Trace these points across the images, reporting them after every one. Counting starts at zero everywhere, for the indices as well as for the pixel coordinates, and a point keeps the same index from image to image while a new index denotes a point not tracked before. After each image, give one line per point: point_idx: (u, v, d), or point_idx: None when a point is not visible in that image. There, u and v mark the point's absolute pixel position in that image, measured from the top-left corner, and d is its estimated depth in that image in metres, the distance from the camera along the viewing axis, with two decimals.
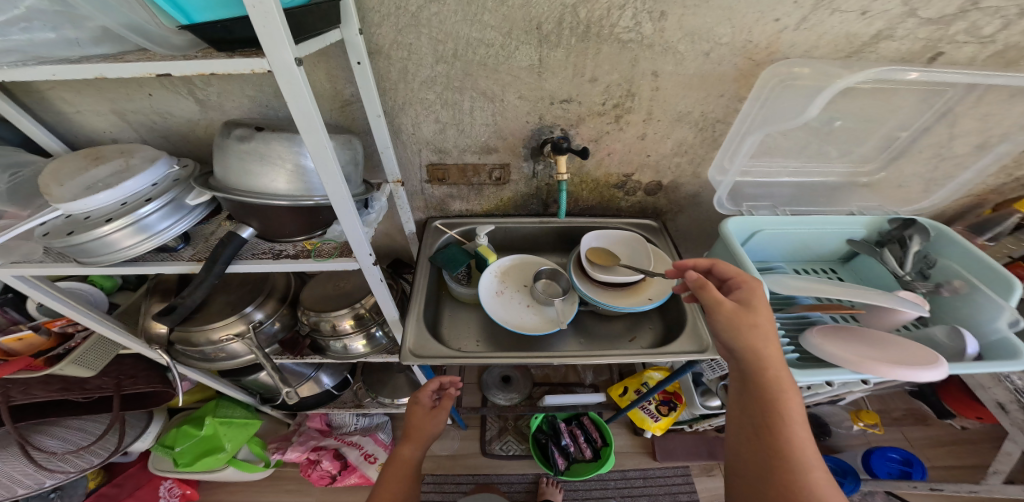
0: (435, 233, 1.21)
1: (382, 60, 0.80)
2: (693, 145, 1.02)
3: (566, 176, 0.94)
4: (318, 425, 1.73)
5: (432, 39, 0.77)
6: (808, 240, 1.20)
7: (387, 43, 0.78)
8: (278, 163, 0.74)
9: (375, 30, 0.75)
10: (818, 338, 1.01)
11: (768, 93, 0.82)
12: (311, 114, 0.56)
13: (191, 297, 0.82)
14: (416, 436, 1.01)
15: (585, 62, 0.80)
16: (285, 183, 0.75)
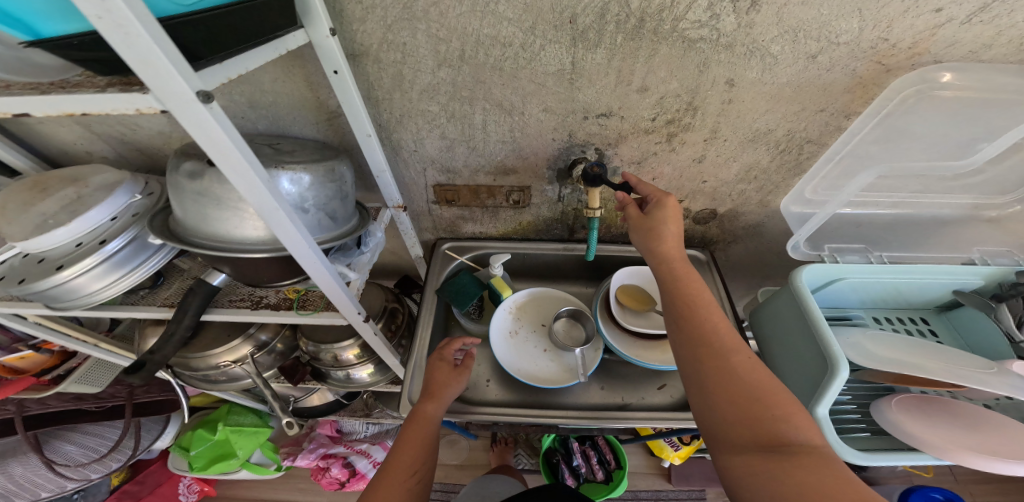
0: (445, 262, 1.05)
1: (371, 63, 0.55)
2: (764, 170, 0.78)
3: (599, 212, 0.73)
4: (328, 432, 1.57)
5: (428, 33, 0.51)
6: (903, 287, 0.93)
7: (375, 43, 0.52)
8: (242, 207, 0.54)
9: (354, 26, 0.50)
10: (892, 409, 0.81)
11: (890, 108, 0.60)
12: (253, 181, 0.41)
13: (164, 349, 0.69)
14: (438, 398, 0.74)
15: (635, 68, 0.57)
16: (255, 231, 0.56)
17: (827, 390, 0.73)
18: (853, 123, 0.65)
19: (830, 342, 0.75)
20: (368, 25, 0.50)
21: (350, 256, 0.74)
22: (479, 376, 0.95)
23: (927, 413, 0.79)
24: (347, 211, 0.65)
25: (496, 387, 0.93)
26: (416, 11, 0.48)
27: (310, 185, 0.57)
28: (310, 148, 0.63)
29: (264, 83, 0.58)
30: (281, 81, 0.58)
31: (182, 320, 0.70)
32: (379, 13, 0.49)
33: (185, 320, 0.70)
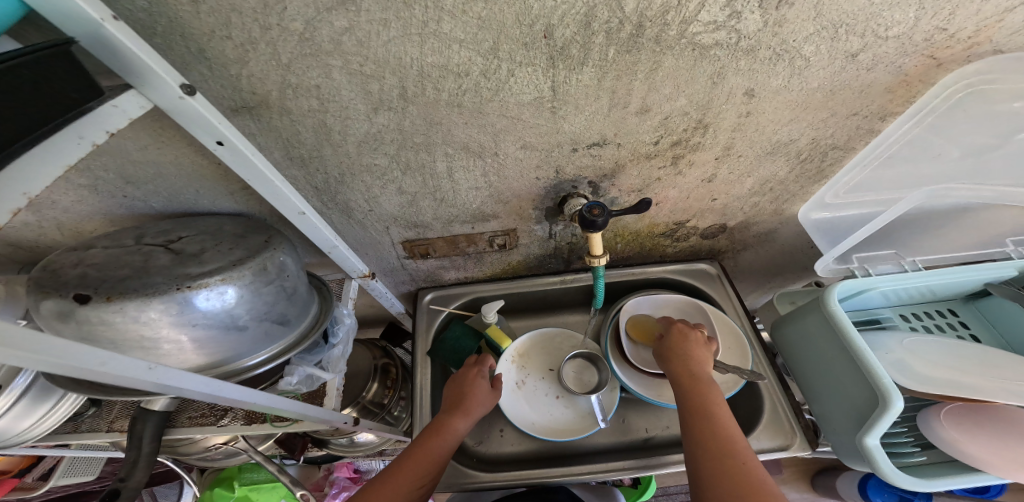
0: (434, 316, 0.83)
1: (280, 116, 0.39)
2: (783, 181, 0.61)
3: (604, 259, 0.61)
4: (347, 474, 1.27)
5: (348, 68, 0.35)
6: (928, 293, 0.70)
7: (268, 88, 0.36)
8: (146, 346, 0.40)
9: (232, 70, 0.34)
10: (946, 421, 0.58)
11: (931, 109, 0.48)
12: (132, 376, 0.30)
13: (136, 476, 0.53)
14: (470, 410, 0.64)
15: (634, 86, 0.45)
16: (185, 362, 0.43)
17: (874, 426, 0.53)
18: (887, 125, 0.51)
19: (876, 368, 0.55)
20: (258, 67, 0.34)
21: (317, 353, 0.58)
22: (490, 425, 0.79)
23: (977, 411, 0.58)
24: (300, 300, 0.51)
25: (513, 436, 0.77)
26: (322, 45, 0.33)
27: (242, 297, 0.42)
28: (222, 233, 0.45)
29: (131, 152, 0.40)
30: (155, 146, 0.40)
31: (141, 446, 0.53)
32: (271, 53, 0.33)
33: (148, 444, 0.53)
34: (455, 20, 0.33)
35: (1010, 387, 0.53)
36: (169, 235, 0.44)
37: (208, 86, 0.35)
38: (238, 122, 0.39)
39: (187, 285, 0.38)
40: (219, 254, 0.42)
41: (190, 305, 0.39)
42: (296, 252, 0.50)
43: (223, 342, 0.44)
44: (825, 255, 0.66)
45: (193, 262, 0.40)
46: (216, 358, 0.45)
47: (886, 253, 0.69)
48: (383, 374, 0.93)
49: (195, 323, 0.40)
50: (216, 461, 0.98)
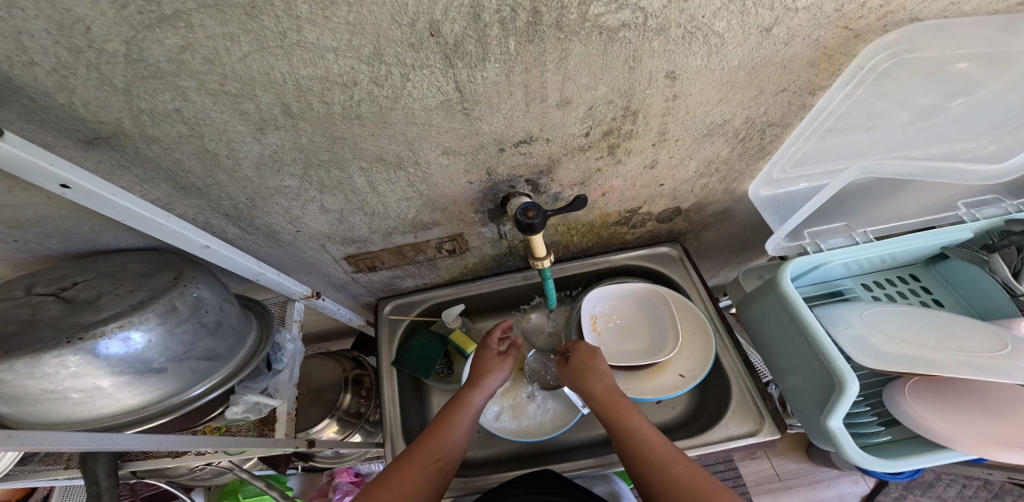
0: (395, 327, 0.80)
1: (146, 145, 0.36)
2: (727, 160, 0.58)
3: (548, 260, 0.60)
4: (350, 478, 1.20)
5: (207, 88, 0.32)
6: (890, 260, 0.69)
7: (120, 117, 0.33)
8: (51, 398, 0.37)
9: (62, 98, 0.31)
10: (910, 397, 0.57)
11: (859, 79, 0.46)
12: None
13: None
14: (484, 383, 0.63)
15: (547, 79, 0.42)
16: (107, 410, 0.40)
17: (834, 408, 0.52)
18: (819, 98, 0.49)
19: (829, 350, 0.54)
20: (94, 93, 0.31)
21: (262, 381, 0.55)
22: None
23: (939, 389, 0.57)
24: (233, 331, 0.48)
25: (486, 440, 0.76)
26: (161, 66, 0.29)
27: (154, 341, 0.39)
28: (124, 274, 0.43)
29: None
30: (20, 187, 0.37)
31: (100, 483, 0.48)
32: (99, 76, 0.29)
33: (108, 478, 0.48)
34: (317, 27, 0.30)
35: (963, 359, 0.52)
36: (63, 280, 0.41)
37: (43, 119, 0.32)
38: (100, 154, 0.36)
39: (78, 337, 0.35)
40: (116, 298, 0.39)
41: (91, 354, 0.36)
42: (217, 284, 0.47)
43: (145, 387, 0.41)
44: (774, 232, 0.65)
45: (86, 311, 0.37)
46: (143, 403, 0.42)
47: (838, 226, 0.68)
48: (358, 385, 0.88)
49: (103, 372, 0.37)
50: (206, 480, 0.96)
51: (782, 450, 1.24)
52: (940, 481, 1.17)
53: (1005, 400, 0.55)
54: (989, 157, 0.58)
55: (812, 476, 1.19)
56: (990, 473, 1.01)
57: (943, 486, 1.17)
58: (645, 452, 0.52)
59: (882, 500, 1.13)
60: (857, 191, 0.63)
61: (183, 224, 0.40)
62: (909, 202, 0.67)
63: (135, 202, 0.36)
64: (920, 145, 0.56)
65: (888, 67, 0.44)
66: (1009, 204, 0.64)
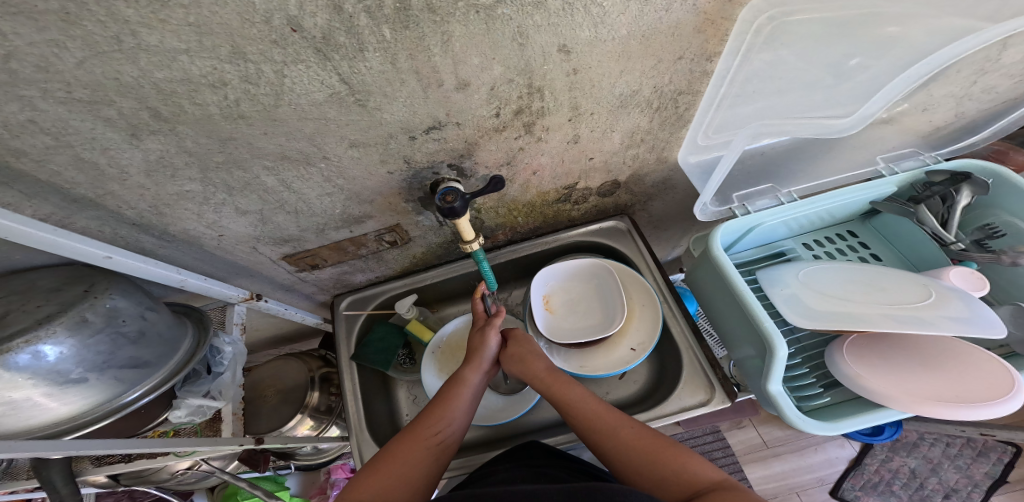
0: (352, 322, 0.81)
1: (15, 158, 0.36)
2: (649, 130, 0.58)
3: (478, 242, 0.61)
4: (345, 474, 1.23)
5: (54, 96, 0.32)
6: (826, 217, 0.68)
7: None
8: None
9: None
10: (848, 357, 0.58)
11: (747, 44, 0.45)
12: None
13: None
14: (477, 361, 0.64)
15: (437, 63, 0.42)
16: (29, 422, 0.41)
17: (770, 372, 0.53)
18: (716, 63, 0.49)
19: (758, 315, 0.54)
20: None
21: (203, 385, 0.57)
22: None
23: (877, 347, 0.58)
24: (160, 339, 0.50)
25: None
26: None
27: (68, 353, 0.40)
28: (33, 290, 0.43)
29: None
30: None
31: (59, 490, 0.50)
32: None
33: (68, 485, 0.50)
34: (156, 30, 0.30)
35: (886, 311, 0.53)
36: None
37: None
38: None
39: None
40: (23, 314, 0.40)
41: (0, 368, 0.37)
42: (136, 294, 0.49)
43: (70, 397, 0.42)
44: (701, 197, 0.65)
45: None
46: (73, 412, 0.43)
47: (764, 188, 0.68)
48: (328, 380, 0.91)
49: (18, 384, 0.38)
50: (197, 484, 0.98)
51: (766, 417, 1.28)
52: (925, 441, 1.21)
53: (939, 353, 0.56)
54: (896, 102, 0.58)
55: (798, 442, 1.23)
56: (965, 428, 1.04)
57: (928, 446, 1.21)
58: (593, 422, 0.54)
59: (868, 462, 1.18)
60: (783, 152, 0.64)
61: (75, 238, 0.43)
62: (839, 155, 0.66)
63: (11, 218, 0.37)
64: (831, 104, 0.56)
65: (771, 30, 0.44)
66: (927, 157, 0.66)
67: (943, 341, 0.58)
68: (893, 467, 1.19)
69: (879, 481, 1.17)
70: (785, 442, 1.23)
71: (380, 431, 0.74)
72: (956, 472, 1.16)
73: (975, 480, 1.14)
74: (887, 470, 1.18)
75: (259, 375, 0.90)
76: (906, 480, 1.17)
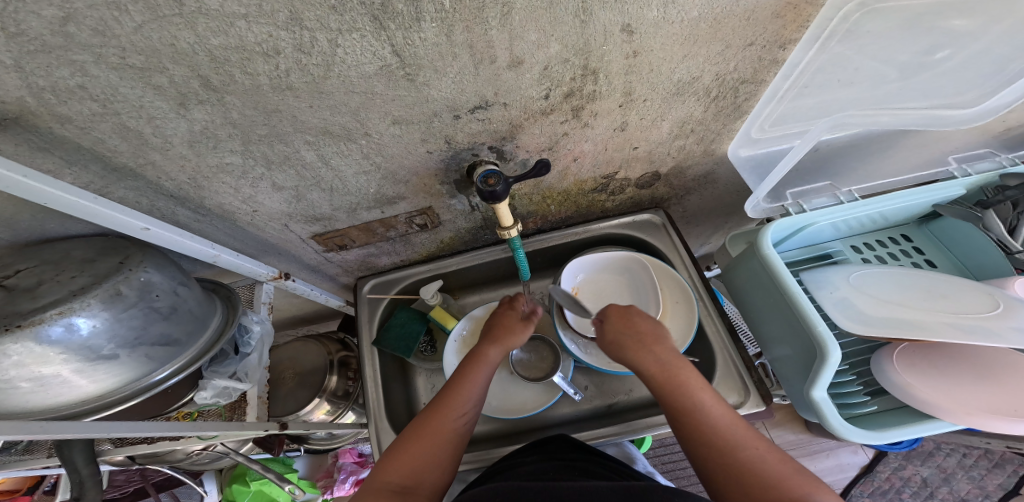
0: (376, 306, 0.80)
1: (60, 125, 0.35)
2: (702, 120, 0.55)
3: (515, 229, 0.59)
4: (353, 459, 1.25)
5: (107, 61, 0.31)
6: (881, 219, 0.65)
7: (14, 96, 0.32)
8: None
9: None
10: (898, 364, 0.56)
11: (830, 33, 0.42)
12: None
13: (89, 495, 0.50)
14: (502, 339, 0.61)
15: (493, 37, 0.38)
16: (58, 397, 0.41)
17: (817, 378, 0.51)
18: (790, 51, 0.45)
19: (810, 317, 0.52)
20: None
21: (229, 366, 0.57)
22: None
23: (932, 355, 0.55)
24: (191, 315, 0.50)
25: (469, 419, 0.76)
26: (45, 39, 0.28)
27: (100, 327, 0.40)
28: (68, 260, 0.43)
29: None
30: None
31: (80, 469, 0.50)
32: None
33: (87, 466, 0.51)
34: None
35: (947, 318, 0.50)
36: (7, 269, 0.42)
37: None
38: (13, 137, 0.35)
39: (17, 325, 0.36)
40: (56, 285, 0.40)
41: (32, 342, 0.37)
42: (170, 268, 0.48)
43: (100, 374, 0.42)
44: (753, 194, 0.62)
45: (26, 299, 0.38)
46: (102, 390, 0.43)
47: (821, 186, 0.65)
48: (344, 367, 0.91)
49: (48, 360, 0.38)
50: (209, 463, 0.99)
51: (780, 421, 1.26)
52: (940, 451, 1.18)
53: (1000, 366, 0.53)
54: (970, 104, 0.55)
55: (810, 446, 1.21)
56: (988, 441, 1.01)
57: (943, 456, 1.18)
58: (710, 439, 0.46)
59: (880, 470, 1.16)
60: (840, 149, 0.61)
61: (114, 208, 0.41)
62: (898, 150, 0.63)
63: (52, 185, 0.37)
64: (905, 99, 0.53)
65: (859, 17, 0.41)
66: (1005, 158, 0.62)
67: (1004, 353, 0.54)
68: (905, 476, 1.16)
69: (889, 489, 1.15)
70: (796, 446, 1.21)
71: (398, 419, 0.74)
72: (968, 482, 1.13)
73: (987, 490, 1.11)
74: (898, 478, 1.16)
75: (278, 356, 0.90)
76: (916, 489, 1.14)
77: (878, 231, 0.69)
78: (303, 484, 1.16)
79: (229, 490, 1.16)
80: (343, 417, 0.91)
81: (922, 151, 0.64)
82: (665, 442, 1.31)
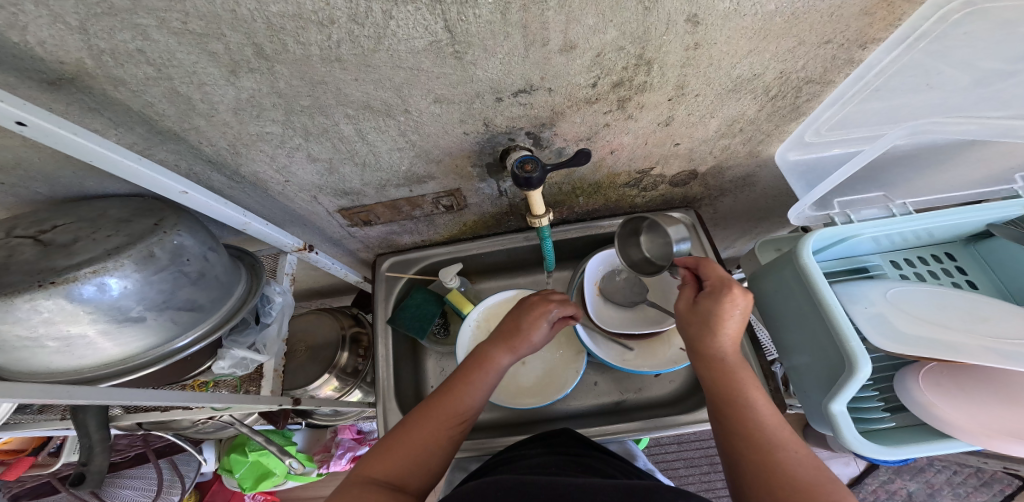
0: (393, 284, 0.81)
1: (112, 87, 0.35)
2: (753, 120, 0.53)
3: (546, 218, 0.58)
4: (352, 435, 1.30)
5: (168, 26, 0.30)
6: (927, 235, 0.63)
7: (67, 54, 0.31)
8: (27, 340, 0.39)
9: (14, 36, 0.29)
10: (924, 383, 0.55)
11: (920, 35, 0.40)
12: None
13: (97, 460, 0.49)
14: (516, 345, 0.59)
15: (548, 19, 0.36)
16: (85, 356, 0.42)
17: (838, 392, 0.50)
18: (870, 52, 0.43)
19: (845, 331, 0.51)
20: (46, 33, 0.29)
21: (250, 335, 0.59)
22: None
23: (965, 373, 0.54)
24: (218, 282, 0.50)
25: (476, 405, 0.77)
26: (113, 2, 0.27)
27: (130, 288, 0.40)
28: (104, 219, 0.44)
29: None
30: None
31: (91, 434, 0.49)
32: (49, 14, 0.28)
33: (98, 431, 0.49)
34: None
35: (987, 335, 0.50)
36: (43, 224, 0.43)
37: (1, 59, 0.31)
38: (66, 96, 0.36)
39: (50, 282, 0.37)
40: (92, 243, 0.40)
41: (64, 299, 0.37)
42: (202, 232, 0.49)
43: (125, 337, 0.43)
44: (799, 200, 0.61)
45: (62, 255, 0.39)
46: (126, 352, 0.44)
47: (874, 196, 0.63)
48: (356, 344, 0.93)
49: (78, 318, 0.39)
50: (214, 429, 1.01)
51: None
52: (931, 467, 1.18)
53: None
54: None
55: None
56: (984, 460, 1.00)
57: (933, 472, 1.17)
58: (748, 432, 0.45)
59: (869, 482, 1.17)
60: (896, 160, 0.58)
61: (156, 170, 0.41)
62: (957, 167, 0.60)
63: (97, 142, 0.36)
64: (976, 108, 0.51)
65: (959, 18, 0.39)
66: None
67: None
68: (892, 489, 1.16)
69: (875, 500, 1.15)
70: None
71: (406, 399, 0.75)
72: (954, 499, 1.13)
73: None
74: (885, 491, 1.16)
75: (291, 327, 0.91)
76: None
77: (920, 248, 0.66)
78: (302, 457, 1.20)
79: (227, 459, 1.23)
80: (349, 394, 0.93)
81: (977, 168, 0.61)
82: (660, 441, 1.32)
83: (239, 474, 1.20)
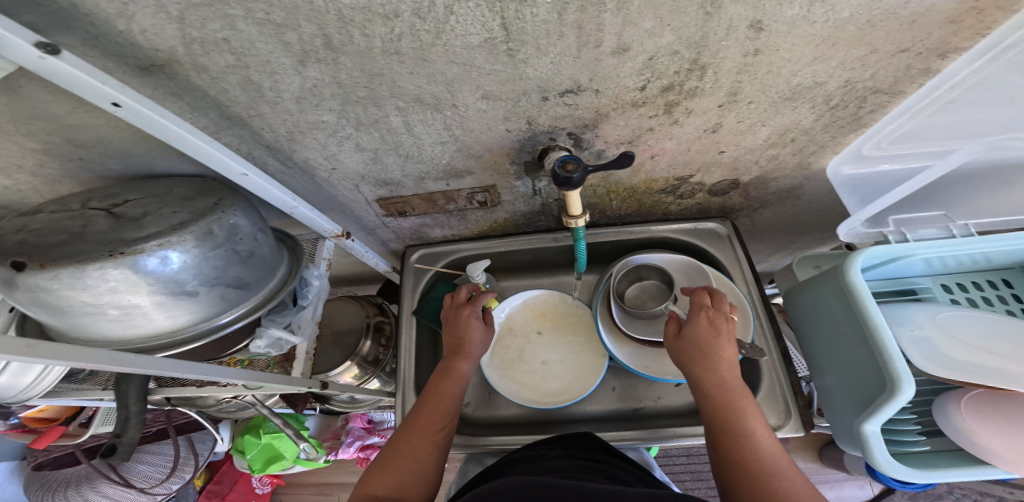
0: (420, 275, 0.82)
1: (195, 73, 0.37)
2: (808, 130, 0.51)
3: (582, 219, 0.58)
4: (363, 424, 1.33)
5: (253, 16, 0.32)
6: (984, 260, 0.60)
7: (158, 40, 0.33)
8: (92, 306, 0.41)
9: (120, 24, 0.32)
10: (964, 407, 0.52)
11: (1004, 48, 0.38)
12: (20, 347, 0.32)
13: (131, 432, 0.51)
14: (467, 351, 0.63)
15: (606, 20, 0.36)
16: (139, 324, 0.45)
17: (874, 412, 0.48)
18: (949, 62, 0.41)
19: (889, 352, 0.48)
20: (148, 21, 0.31)
21: (286, 316, 0.61)
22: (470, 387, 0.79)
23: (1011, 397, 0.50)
24: (263, 263, 0.52)
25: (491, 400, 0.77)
26: None
27: (189, 263, 0.43)
28: (170, 196, 0.47)
29: (62, 115, 0.42)
30: (83, 109, 0.41)
31: (129, 406, 0.51)
32: (154, 4, 0.30)
33: (137, 403, 0.52)
34: None
35: None
36: (115, 198, 0.46)
37: (103, 45, 0.34)
38: (153, 81, 0.38)
39: (120, 252, 0.39)
40: (158, 218, 0.43)
41: (130, 269, 0.40)
42: (254, 214, 0.51)
43: (177, 309, 0.45)
44: (852, 215, 0.59)
45: (131, 227, 0.41)
46: (176, 323, 0.46)
47: (933, 215, 0.60)
48: (378, 333, 0.94)
49: (139, 288, 0.41)
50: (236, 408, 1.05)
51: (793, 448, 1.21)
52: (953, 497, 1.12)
53: None
54: None
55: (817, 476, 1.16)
56: (1012, 494, 0.95)
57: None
58: (741, 463, 0.45)
59: None
60: (960, 178, 0.56)
61: (223, 152, 0.43)
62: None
63: (175, 123, 0.39)
64: None
65: None
66: None
67: None
68: None
69: None
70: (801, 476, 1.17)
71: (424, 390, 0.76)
72: None
73: None
74: None
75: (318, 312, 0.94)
76: None
77: (975, 273, 0.63)
78: (313, 442, 1.23)
79: (242, 439, 1.27)
80: (368, 382, 0.95)
81: None
82: (669, 452, 1.29)
83: (252, 453, 1.24)
